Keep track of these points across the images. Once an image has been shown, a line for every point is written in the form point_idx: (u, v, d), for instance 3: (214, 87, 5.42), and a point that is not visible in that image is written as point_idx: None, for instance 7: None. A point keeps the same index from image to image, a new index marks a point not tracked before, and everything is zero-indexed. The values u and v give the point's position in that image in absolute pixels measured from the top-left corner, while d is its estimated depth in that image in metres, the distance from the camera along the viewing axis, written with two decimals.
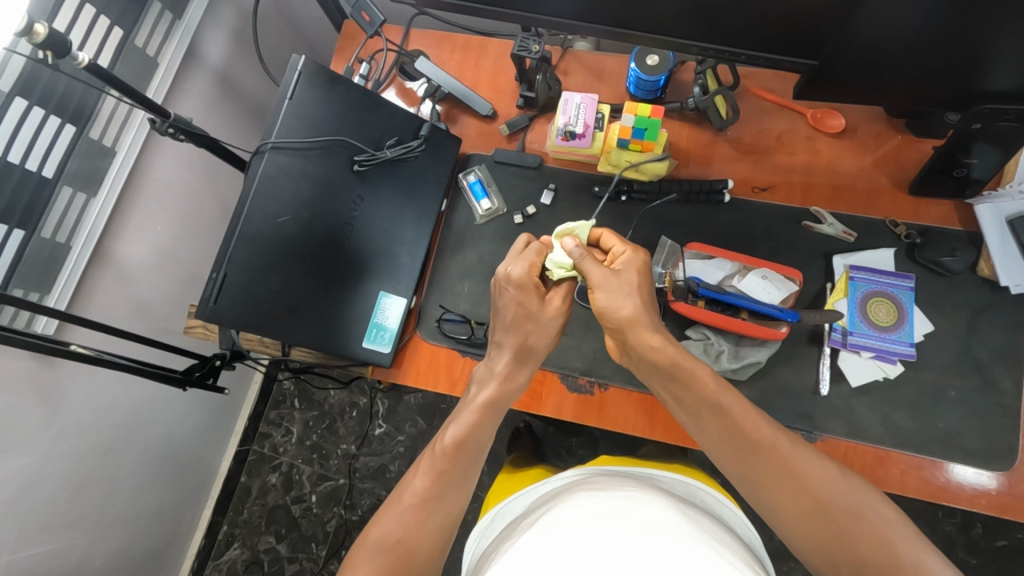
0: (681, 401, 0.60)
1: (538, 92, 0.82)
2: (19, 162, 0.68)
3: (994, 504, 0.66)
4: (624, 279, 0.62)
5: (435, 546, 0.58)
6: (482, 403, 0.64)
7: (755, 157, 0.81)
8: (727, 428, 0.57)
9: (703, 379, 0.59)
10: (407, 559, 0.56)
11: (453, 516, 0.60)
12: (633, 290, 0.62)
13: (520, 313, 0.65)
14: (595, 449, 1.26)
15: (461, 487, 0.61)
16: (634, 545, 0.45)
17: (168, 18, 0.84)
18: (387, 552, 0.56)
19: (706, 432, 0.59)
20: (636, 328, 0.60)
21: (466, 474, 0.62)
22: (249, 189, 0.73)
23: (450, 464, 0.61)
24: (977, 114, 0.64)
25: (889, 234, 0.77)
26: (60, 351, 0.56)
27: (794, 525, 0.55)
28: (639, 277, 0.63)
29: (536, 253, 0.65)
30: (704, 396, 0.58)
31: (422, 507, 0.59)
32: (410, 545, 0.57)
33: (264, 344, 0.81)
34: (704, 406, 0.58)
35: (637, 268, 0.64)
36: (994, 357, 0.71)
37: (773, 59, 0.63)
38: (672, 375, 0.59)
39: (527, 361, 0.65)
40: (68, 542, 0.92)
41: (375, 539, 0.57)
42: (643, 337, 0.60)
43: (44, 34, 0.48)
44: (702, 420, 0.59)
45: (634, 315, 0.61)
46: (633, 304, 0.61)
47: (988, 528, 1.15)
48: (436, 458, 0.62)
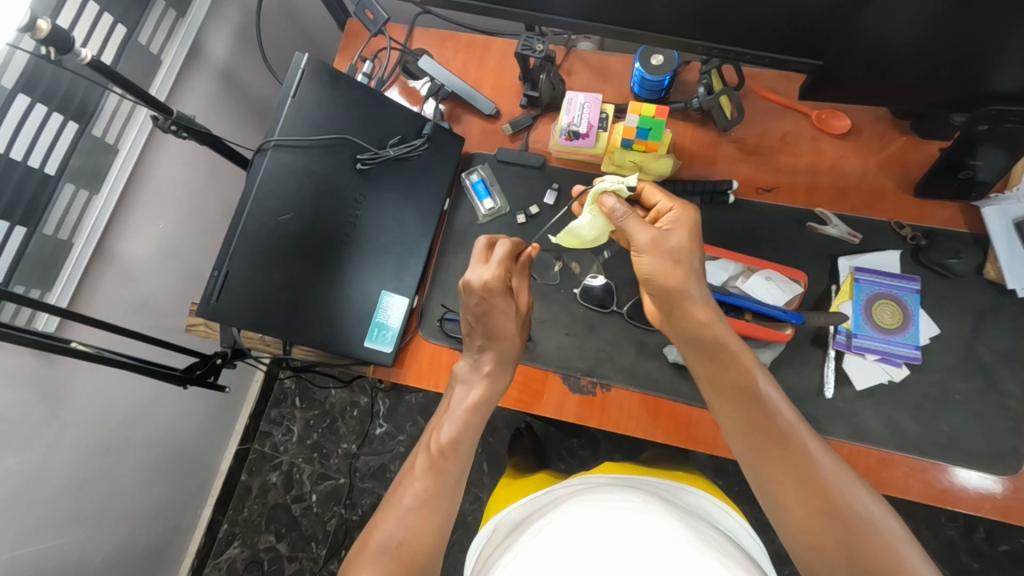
0: (714, 390, 0.60)
1: (541, 91, 0.83)
2: (22, 159, 0.68)
3: (998, 508, 0.66)
4: (669, 239, 0.61)
5: (436, 544, 0.58)
6: (473, 400, 0.67)
7: (759, 157, 0.81)
8: (761, 421, 0.57)
9: (734, 357, 0.60)
10: (411, 558, 0.55)
11: (449, 512, 0.61)
12: (678, 250, 0.61)
13: (490, 315, 0.67)
14: (597, 450, 1.25)
15: (459, 483, 0.63)
16: (638, 556, 0.45)
17: (172, 16, 0.84)
18: (393, 553, 0.55)
19: (736, 421, 0.59)
20: (682, 293, 0.60)
21: (460, 472, 0.64)
22: (252, 186, 0.73)
23: (448, 463, 0.63)
24: (983, 115, 0.63)
25: (894, 235, 0.76)
26: (61, 348, 0.56)
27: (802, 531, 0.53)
28: (690, 231, 0.62)
29: (501, 254, 0.68)
30: (736, 387, 0.59)
31: (423, 506, 0.60)
32: (414, 546, 0.56)
33: (265, 342, 0.81)
34: (738, 394, 0.58)
35: (686, 222, 0.63)
36: (999, 360, 0.71)
37: (777, 59, 0.63)
38: (715, 353, 0.60)
39: (507, 365, 0.69)
40: (68, 539, 0.92)
41: (380, 541, 0.57)
42: (684, 304, 0.61)
43: (47, 30, 0.48)
44: (735, 409, 0.59)
45: (680, 280, 0.60)
46: (679, 263, 0.61)
47: (991, 533, 1.15)
48: (432, 459, 0.64)
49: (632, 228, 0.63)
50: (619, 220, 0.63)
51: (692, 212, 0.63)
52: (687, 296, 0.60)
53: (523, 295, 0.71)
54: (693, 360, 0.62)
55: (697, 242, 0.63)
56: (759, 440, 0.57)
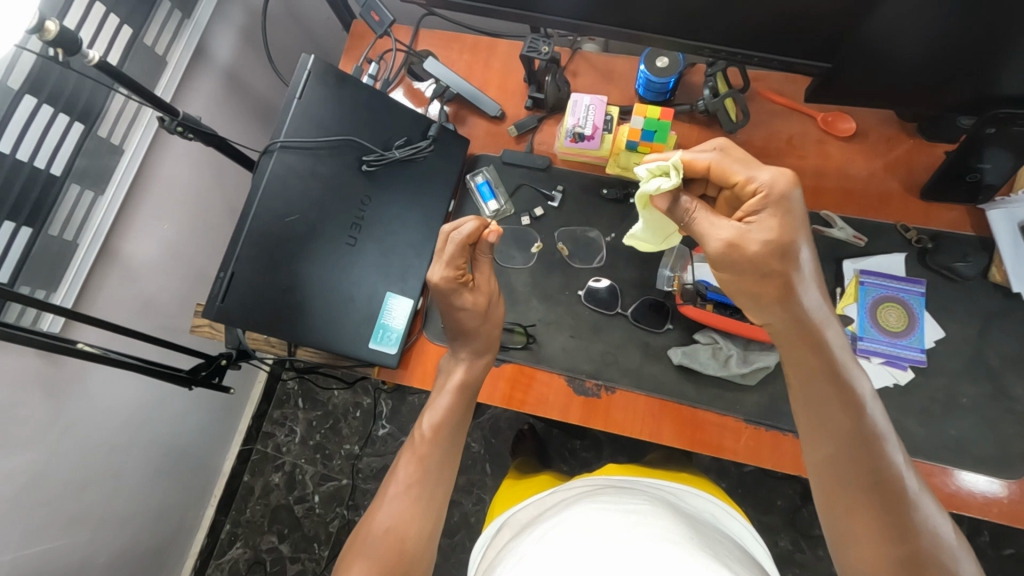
0: (818, 389, 0.55)
1: (547, 92, 0.82)
2: (28, 159, 0.68)
3: (1005, 512, 0.65)
4: (754, 238, 0.57)
5: (424, 532, 0.62)
6: (454, 386, 0.70)
7: (765, 160, 0.81)
8: (861, 436, 0.52)
9: (835, 362, 0.55)
10: (398, 543, 0.60)
11: (437, 500, 0.65)
12: (774, 248, 0.56)
13: (454, 313, 0.69)
14: (600, 452, 1.25)
15: (444, 467, 0.68)
16: (644, 558, 0.45)
17: (177, 17, 0.84)
18: (380, 542, 0.60)
19: (833, 427, 0.53)
20: (778, 293, 0.57)
21: (444, 460, 0.68)
22: (258, 187, 0.73)
23: (430, 449, 0.68)
24: (992, 119, 0.62)
25: (900, 238, 0.76)
26: (67, 348, 0.56)
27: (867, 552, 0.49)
28: (780, 223, 0.57)
29: (452, 249, 0.69)
30: (841, 393, 0.54)
31: (409, 493, 0.65)
32: (401, 534, 0.61)
33: (269, 343, 0.81)
34: (845, 403, 0.54)
35: (779, 211, 0.57)
36: (1006, 363, 0.70)
37: (786, 61, 0.63)
38: (818, 353, 0.56)
39: (486, 352, 0.71)
40: (71, 539, 0.92)
41: (369, 531, 0.61)
42: (775, 304, 0.57)
43: (55, 31, 0.48)
44: (841, 416, 0.53)
45: (772, 280, 0.57)
46: (774, 261, 0.56)
47: (996, 536, 1.14)
48: (417, 448, 0.69)
49: (717, 221, 0.59)
50: (694, 212, 0.60)
51: (787, 200, 0.57)
52: (785, 297, 0.57)
53: (487, 281, 0.72)
54: (786, 356, 0.57)
55: (795, 231, 0.57)
56: (856, 454, 0.52)
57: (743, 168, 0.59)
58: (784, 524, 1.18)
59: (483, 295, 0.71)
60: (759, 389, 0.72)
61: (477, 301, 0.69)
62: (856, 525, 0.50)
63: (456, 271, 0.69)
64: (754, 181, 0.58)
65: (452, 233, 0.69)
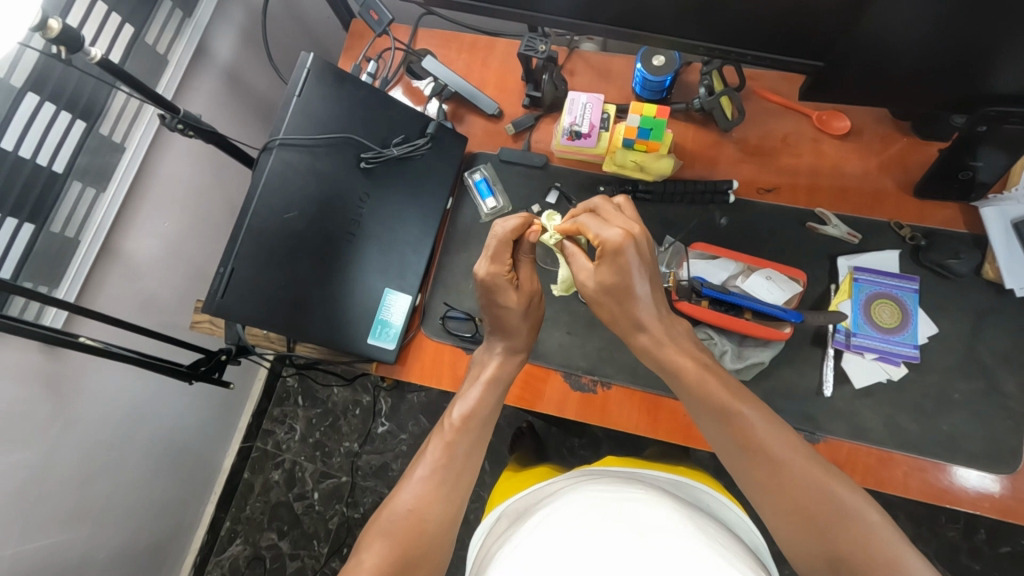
0: (698, 413, 0.60)
1: (544, 91, 0.82)
2: (30, 156, 0.69)
3: (997, 507, 0.66)
4: (590, 281, 0.65)
5: (446, 516, 0.60)
6: (486, 377, 0.69)
7: (760, 158, 0.81)
8: (746, 439, 0.56)
9: (713, 384, 0.59)
10: (420, 526, 0.58)
11: (462, 485, 0.63)
12: (607, 290, 0.63)
13: (496, 310, 0.69)
14: (598, 449, 1.26)
15: (472, 456, 0.65)
16: (639, 548, 0.45)
17: (178, 16, 0.85)
18: (400, 521, 0.58)
19: (720, 438, 0.58)
20: (627, 329, 0.63)
21: (474, 447, 0.66)
22: (257, 184, 0.74)
23: (460, 436, 0.65)
24: (982, 116, 0.64)
25: (893, 235, 0.77)
26: (68, 342, 0.57)
27: (777, 520, 0.55)
28: (615, 269, 0.62)
29: (500, 245, 0.69)
30: (724, 408, 0.58)
31: (433, 478, 0.62)
32: (421, 515, 0.59)
33: (269, 339, 0.82)
34: (723, 417, 0.58)
35: (611, 262, 0.61)
36: (999, 360, 0.71)
37: (778, 60, 0.64)
38: (701, 379, 0.59)
39: (522, 350, 0.71)
40: (71, 535, 0.93)
41: (389, 510, 0.60)
42: (639, 342, 0.63)
43: (58, 29, 0.49)
44: (721, 430, 0.58)
45: (616, 318, 0.64)
46: (607, 297, 0.64)
47: (992, 534, 1.15)
48: (445, 432, 0.67)
49: (580, 264, 0.67)
50: (570, 257, 0.68)
51: (615, 253, 0.60)
52: (633, 329, 0.63)
53: (530, 281, 0.71)
54: (671, 380, 0.61)
55: (626, 278, 0.61)
56: (753, 455, 0.56)
57: (596, 224, 0.63)
58: None
59: (525, 293, 0.70)
60: (754, 385, 0.73)
61: (519, 300, 0.69)
62: (771, 507, 0.55)
63: (500, 267, 0.69)
64: (600, 231, 0.62)
65: (497, 229, 0.69)
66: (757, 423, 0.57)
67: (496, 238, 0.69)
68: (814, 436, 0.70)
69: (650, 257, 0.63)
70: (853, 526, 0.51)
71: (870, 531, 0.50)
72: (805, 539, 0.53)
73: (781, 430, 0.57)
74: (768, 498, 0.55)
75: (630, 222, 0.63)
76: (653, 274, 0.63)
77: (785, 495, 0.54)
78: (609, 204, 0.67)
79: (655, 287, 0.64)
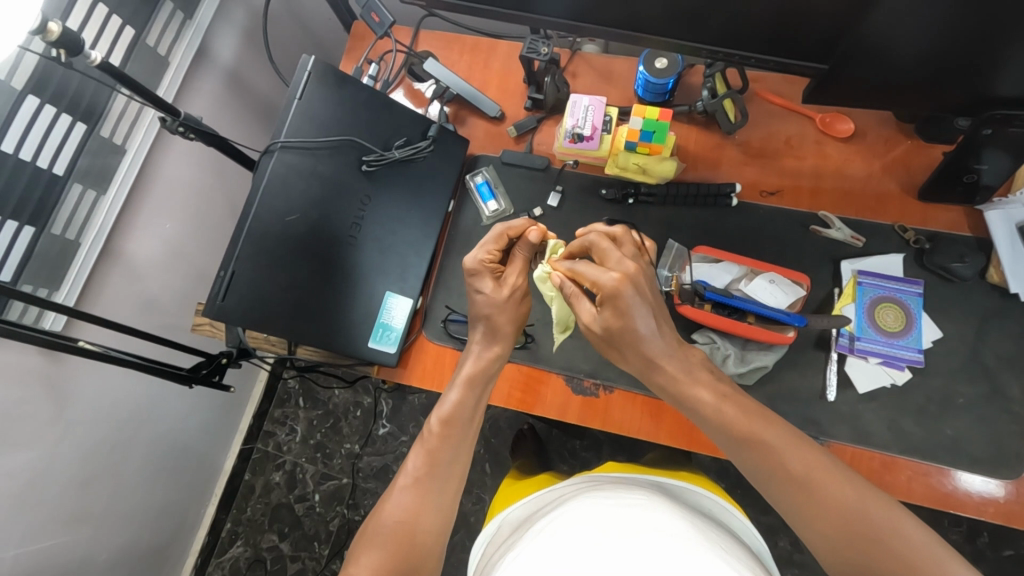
0: (722, 441, 0.58)
1: (546, 93, 0.82)
2: (30, 159, 0.69)
3: (1001, 512, 0.66)
4: (595, 326, 0.62)
5: (437, 526, 0.59)
6: (464, 378, 0.66)
7: (763, 161, 0.81)
8: (776, 464, 0.54)
9: (731, 412, 0.57)
10: (409, 538, 0.57)
11: (448, 492, 0.61)
12: (613, 334, 0.60)
13: (473, 295, 0.69)
14: (599, 452, 1.26)
15: (456, 461, 0.62)
16: (638, 552, 0.45)
17: (179, 18, 0.84)
18: (390, 533, 0.57)
19: (749, 466, 0.56)
20: (641, 368, 0.61)
21: (458, 451, 0.63)
22: (258, 187, 0.74)
23: (441, 442, 0.63)
24: (987, 119, 0.64)
25: (897, 239, 0.76)
26: (69, 346, 0.56)
27: (823, 546, 0.52)
28: (618, 313, 0.59)
29: (494, 241, 0.69)
30: (746, 435, 0.56)
31: (419, 486, 0.60)
32: (411, 526, 0.57)
33: (270, 342, 0.82)
34: (747, 444, 0.55)
35: (611, 308, 0.59)
36: (1003, 364, 0.71)
37: (781, 62, 0.63)
38: (720, 409, 0.57)
39: (497, 343, 0.68)
40: (72, 537, 0.93)
41: (379, 522, 0.58)
42: (655, 380, 0.61)
43: (58, 32, 0.49)
44: (749, 458, 0.56)
45: (628, 357, 0.61)
46: (616, 341, 0.61)
47: (995, 537, 1.14)
48: (428, 440, 0.63)
49: (581, 308, 0.63)
50: (572, 299, 0.64)
51: (613, 298, 0.58)
52: (648, 368, 0.61)
53: (515, 276, 0.69)
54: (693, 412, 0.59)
55: (631, 321, 0.58)
56: (783, 479, 0.54)
57: (593, 269, 0.61)
58: (783, 524, 1.18)
59: (507, 288, 0.68)
60: (757, 389, 0.73)
61: (497, 291, 0.67)
62: (815, 535, 0.52)
63: (487, 256, 0.68)
64: (598, 278, 0.60)
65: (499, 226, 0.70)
66: (780, 442, 0.55)
67: (494, 237, 0.69)
68: (817, 440, 0.70)
69: (652, 293, 0.61)
70: (896, 543, 0.48)
71: (916, 547, 0.48)
72: (852, 562, 0.50)
73: (808, 451, 0.55)
74: (808, 523, 0.53)
75: (626, 262, 0.61)
76: (658, 309, 0.60)
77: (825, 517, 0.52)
78: (606, 240, 0.64)
79: (663, 324, 0.60)
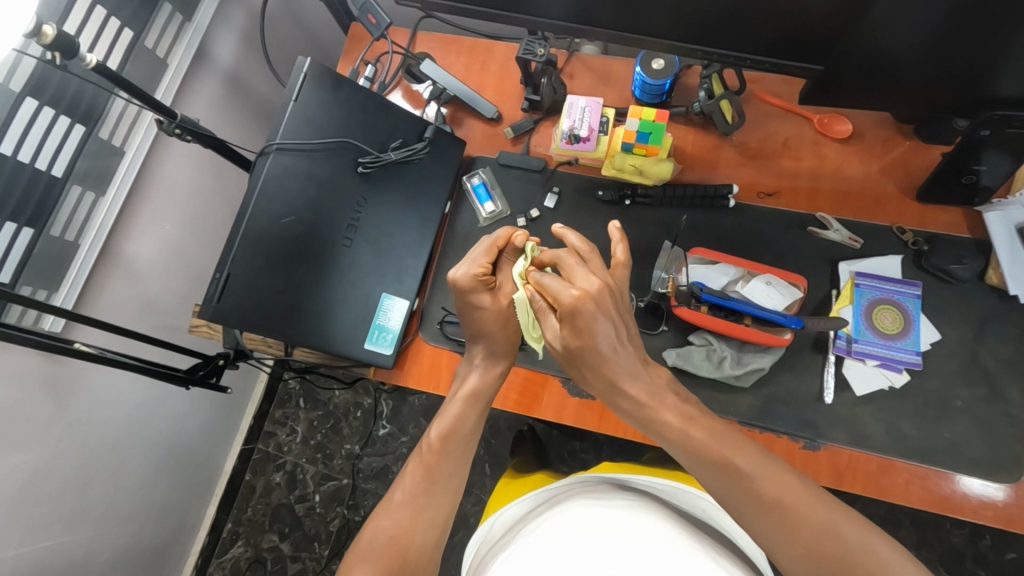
0: (691, 465, 0.57)
1: (543, 94, 0.82)
2: (29, 161, 0.69)
3: (1000, 516, 0.65)
4: (557, 343, 0.59)
5: (428, 542, 0.59)
6: (466, 394, 0.66)
7: (760, 162, 0.81)
8: (749, 489, 0.54)
9: (699, 436, 0.56)
10: (401, 554, 0.57)
11: (444, 508, 0.61)
12: (574, 352, 0.57)
13: (471, 312, 0.66)
14: (599, 453, 1.25)
15: (454, 477, 0.63)
16: (627, 554, 0.45)
17: (178, 20, 0.85)
18: (382, 548, 0.57)
19: (725, 493, 0.56)
20: (605, 391, 0.59)
21: (456, 468, 0.63)
22: (254, 188, 0.74)
23: (439, 458, 0.63)
24: (986, 120, 0.63)
25: (896, 240, 0.76)
26: (65, 348, 0.56)
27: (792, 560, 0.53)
28: (579, 330, 0.55)
29: (483, 253, 0.66)
30: (719, 461, 0.55)
31: (414, 500, 0.61)
32: (404, 541, 0.58)
33: (267, 344, 0.81)
34: (718, 470, 0.55)
35: (571, 325, 0.56)
36: (1002, 366, 0.70)
37: (778, 63, 0.63)
38: (689, 435, 0.56)
39: (502, 358, 0.68)
40: (74, 537, 0.93)
41: (371, 536, 0.59)
42: (618, 403, 0.59)
43: (52, 35, 0.49)
44: (717, 481, 0.56)
45: (590, 377, 0.59)
46: (577, 359, 0.58)
47: (998, 540, 1.13)
48: (423, 455, 0.64)
49: (546, 324, 0.60)
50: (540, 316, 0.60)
51: (571, 317, 0.55)
52: (609, 392, 0.59)
53: (511, 284, 0.68)
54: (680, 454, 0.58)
55: (594, 340, 0.55)
56: (753, 503, 0.54)
57: (554, 283, 0.57)
58: None
59: (504, 297, 0.67)
60: (754, 391, 0.72)
61: (498, 302, 0.65)
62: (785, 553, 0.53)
63: (479, 269, 0.65)
64: (559, 293, 0.56)
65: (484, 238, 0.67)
66: (752, 471, 0.55)
67: (485, 250, 0.66)
68: (815, 443, 0.70)
69: (617, 309, 0.57)
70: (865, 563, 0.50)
71: (881, 561, 0.50)
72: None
73: (776, 471, 0.55)
74: (777, 541, 0.53)
75: (593, 277, 0.57)
76: (622, 325, 0.57)
77: (794, 535, 0.52)
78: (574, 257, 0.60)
79: (626, 340, 0.58)
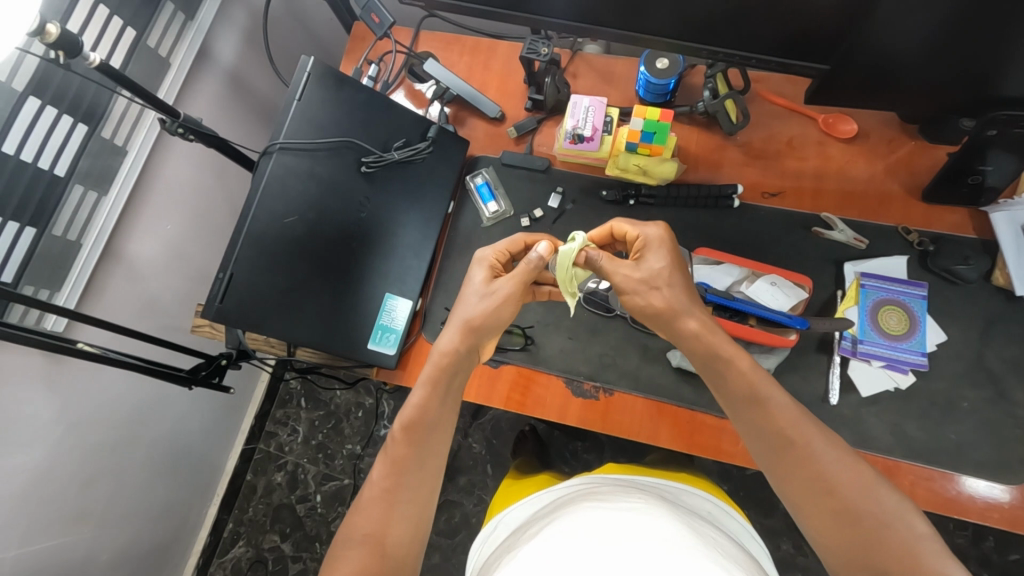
0: (729, 402, 0.58)
1: (546, 94, 0.81)
2: (32, 160, 0.69)
3: (1006, 518, 0.65)
4: (632, 272, 0.61)
5: (407, 537, 0.56)
6: (425, 382, 0.62)
7: (765, 162, 0.81)
8: (780, 426, 0.55)
9: (742, 366, 0.57)
10: (379, 551, 0.54)
11: (418, 501, 0.58)
12: (653, 277, 0.61)
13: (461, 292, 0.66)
14: (601, 453, 1.25)
15: (424, 470, 0.59)
16: (630, 556, 0.45)
17: (180, 19, 0.84)
18: (357, 546, 0.54)
19: (752, 434, 0.57)
20: (671, 320, 0.60)
21: (423, 460, 0.59)
22: (257, 188, 0.73)
23: (406, 451, 0.59)
24: (990, 120, 0.63)
25: (901, 241, 0.76)
26: (68, 348, 0.56)
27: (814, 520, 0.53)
28: (663, 253, 0.62)
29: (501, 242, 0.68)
30: (754, 396, 0.56)
31: (385, 496, 0.57)
32: (380, 538, 0.55)
33: (270, 344, 0.81)
34: (753, 404, 0.56)
35: (654, 251, 0.62)
36: (1008, 367, 0.70)
37: (783, 63, 0.62)
38: (732, 363, 0.58)
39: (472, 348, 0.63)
40: (74, 537, 0.93)
41: (346, 534, 0.56)
42: (685, 329, 0.59)
43: (56, 34, 0.48)
44: (753, 418, 0.56)
45: (663, 308, 0.60)
46: (654, 285, 0.61)
47: (1000, 542, 1.13)
48: (391, 449, 0.60)
49: (617, 266, 0.63)
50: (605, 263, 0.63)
51: (660, 241, 0.62)
52: (668, 324, 0.60)
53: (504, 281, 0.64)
54: (724, 384, 0.58)
55: (679, 267, 0.62)
56: (784, 447, 0.54)
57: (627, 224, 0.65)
58: (785, 527, 1.18)
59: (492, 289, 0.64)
60: None
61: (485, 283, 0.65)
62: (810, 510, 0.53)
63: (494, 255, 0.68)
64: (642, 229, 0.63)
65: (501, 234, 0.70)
66: (784, 411, 0.55)
67: (506, 241, 0.68)
68: None
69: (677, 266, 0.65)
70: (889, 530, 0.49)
71: (914, 539, 0.48)
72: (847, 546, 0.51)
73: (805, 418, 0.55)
74: (804, 495, 0.53)
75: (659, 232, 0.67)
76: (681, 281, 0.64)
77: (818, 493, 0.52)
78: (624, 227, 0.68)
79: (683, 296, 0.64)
